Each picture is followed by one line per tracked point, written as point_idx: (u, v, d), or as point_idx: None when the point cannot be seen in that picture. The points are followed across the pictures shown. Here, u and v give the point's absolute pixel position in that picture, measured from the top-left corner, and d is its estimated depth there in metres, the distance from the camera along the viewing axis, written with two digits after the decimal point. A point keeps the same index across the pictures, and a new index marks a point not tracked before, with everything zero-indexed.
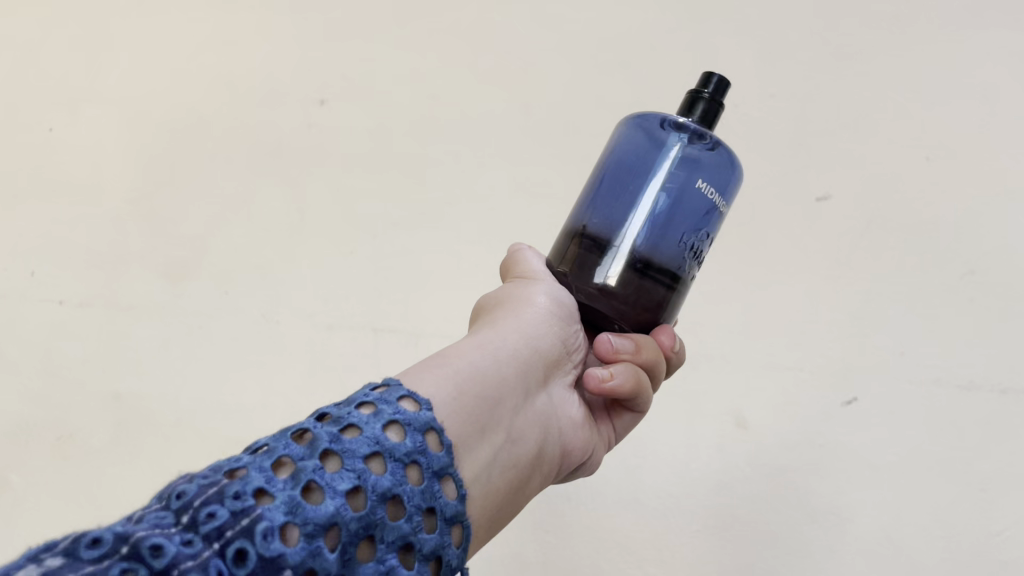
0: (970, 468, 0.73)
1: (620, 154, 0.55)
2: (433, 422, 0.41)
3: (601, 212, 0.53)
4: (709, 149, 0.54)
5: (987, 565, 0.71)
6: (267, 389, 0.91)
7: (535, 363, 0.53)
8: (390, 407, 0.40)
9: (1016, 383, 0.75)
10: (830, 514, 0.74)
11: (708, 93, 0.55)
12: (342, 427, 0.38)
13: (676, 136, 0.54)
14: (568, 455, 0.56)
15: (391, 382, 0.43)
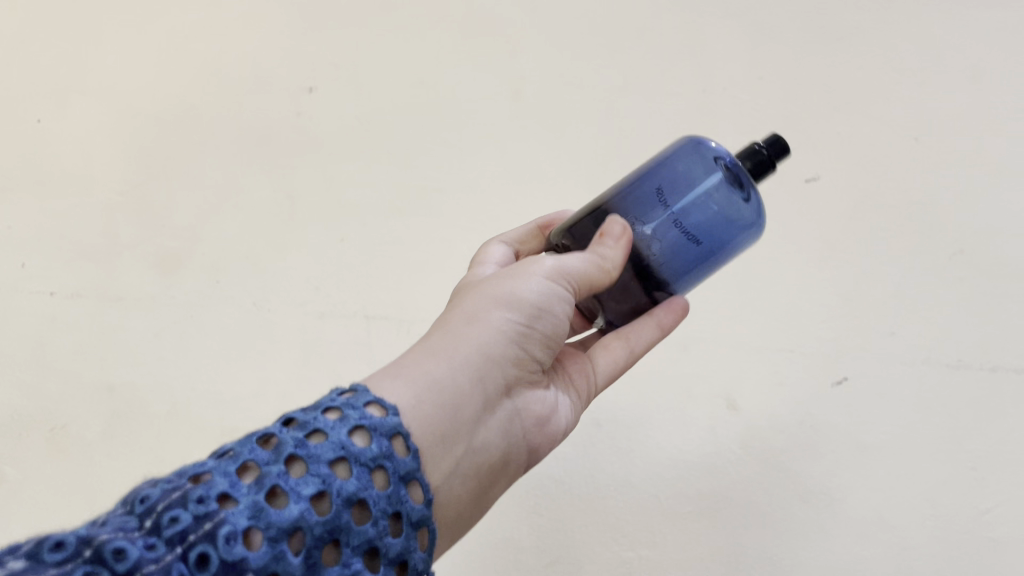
0: (960, 447, 0.73)
1: (666, 163, 0.57)
2: (400, 427, 0.42)
3: (624, 208, 0.57)
4: (744, 200, 0.55)
5: (978, 541, 0.70)
6: (260, 379, 0.91)
7: (497, 374, 0.51)
8: (356, 412, 0.41)
9: (1005, 362, 0.75)
10: (821, 495, 0.73)
11: (766, 152, 0.56)
12: (308, 432, 0.40)
13: (717, 177, 0.55)
14: (538, 450, 0.56)
15: (359, 387, 0.44)
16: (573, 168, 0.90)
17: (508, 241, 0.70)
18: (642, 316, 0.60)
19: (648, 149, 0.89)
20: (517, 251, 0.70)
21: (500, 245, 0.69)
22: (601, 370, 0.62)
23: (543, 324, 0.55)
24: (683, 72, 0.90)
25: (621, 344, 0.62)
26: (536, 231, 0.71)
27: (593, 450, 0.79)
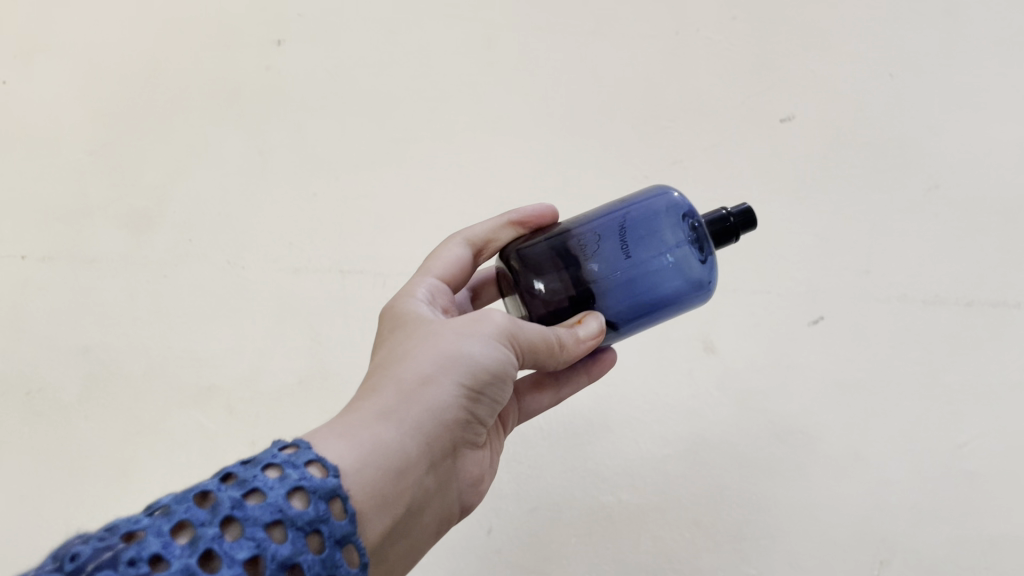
0: (935, 381, 0.73)
1: (633, 209, 0.57)
2: (338, 489, 0.41)
3: (583, 241, 0.56)
4: (702, 260, 0.55)
5: (956, 474, 0.70)
6: (237, 336, 0.90)
7: (438, 437, 0.50)
8: (296, 472, 0.40)
9: (981, 296, 0.75)
10: (798, 433, 0.73)
11: (733, 220, 0.57)
12: (245, 491, 0.39)
13: (681, 232, 0.55)
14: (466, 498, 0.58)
15: (301, 445, 0.43)
16: (546, 116, 0.89)
17: (472, 238, 0.65)
18: (579, 374, 0.66)
19: (621, 93, 0.88)
20: (478, 248, 0.65)
21: (461, 245, 0.65)
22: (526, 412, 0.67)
23: (488, 388, 0.53)
24: (656, 16, 0.89)
25: (552, 392, 0.67)
26: (507, 225, 0.64)
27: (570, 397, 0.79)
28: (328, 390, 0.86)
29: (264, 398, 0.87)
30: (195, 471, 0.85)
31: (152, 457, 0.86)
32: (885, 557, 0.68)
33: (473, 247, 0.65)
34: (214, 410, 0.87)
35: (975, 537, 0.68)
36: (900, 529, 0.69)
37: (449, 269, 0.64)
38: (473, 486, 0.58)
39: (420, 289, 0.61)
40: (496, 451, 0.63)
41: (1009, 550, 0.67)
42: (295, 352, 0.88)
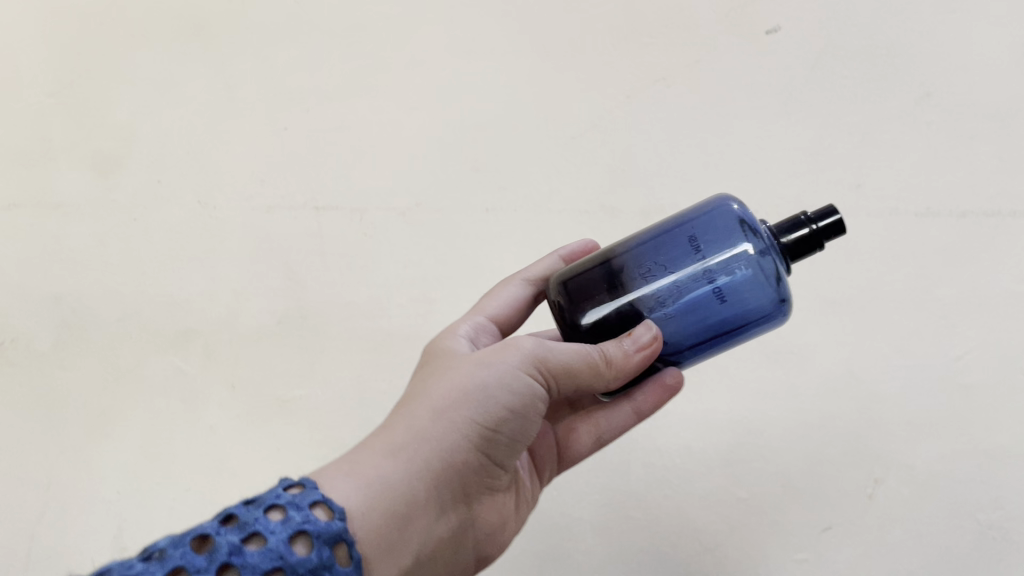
0: (929, 295, 0.71)
1: (694, 223, 0.52)
2: (344, 533, 0.42)
3: (641, 261, 0.52)
4: (775, 278, 0.49)
5: (949, 390, 0.68)
6: (212, 278, 0.87)
7: (453, 472, 0.50)
8: (299, 515, 0.41)
9: (975, 206, 0.72)
10: (790, 354, 0.72)
11: (815, 229, 0.51)
12: (245, 536, 0.40)
13: (751, 245, 0.49)
14: (493, 537, 0.58)
15: (307, 484, 0.44)
16: (522, 37, 0.86)
17: (529, 279, 0.66)
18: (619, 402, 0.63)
19: (599, 9, 0.84)
20: (535, 290, 0.66)
21: (518, 286, 0.66)
22: (563, 449, 0.65)
23: (510, 425, 0.52)
24: None
25: (591, 429, 0.64)
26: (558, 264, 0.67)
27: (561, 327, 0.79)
28: (307, 330, 0.84)
29: (243, 340, 0.85)
30: (179, 417, 0.84)
31: (132, 404, 0.85)
32: (880, 475, 0.67)
33: (531, 287, 0.66)
34: (191, 354, 0.85)
35: (971, 452, 0.66)
36: (893, 447, 0.67)
37: (503, 309, 0.65)
38: (499, 530, 0.58)
39: (464, 328, 0.62)
40: (531, 495, 0.62)
41: (1008, 464, 0.65)
42: (272, 293, 0.86)
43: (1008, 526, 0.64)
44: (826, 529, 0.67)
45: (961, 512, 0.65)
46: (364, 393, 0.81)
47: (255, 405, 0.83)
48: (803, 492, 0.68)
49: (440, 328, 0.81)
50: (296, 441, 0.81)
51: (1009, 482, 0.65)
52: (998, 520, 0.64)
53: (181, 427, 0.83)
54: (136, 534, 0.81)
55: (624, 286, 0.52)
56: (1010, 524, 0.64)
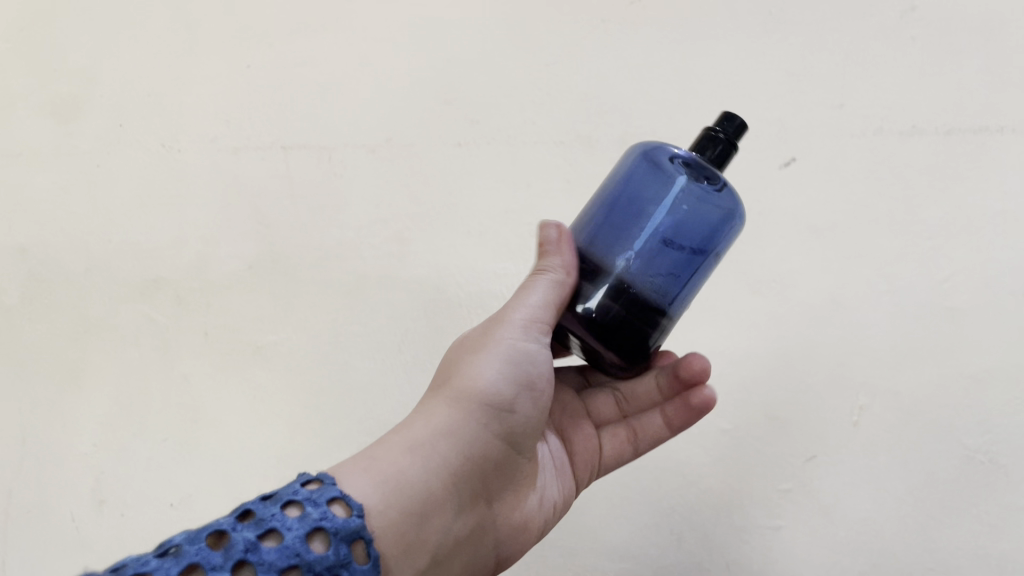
0: (914, 218, 0.69)
1: (621, 187, 0.51)
2: (362, 530, 0.42)
3: (600, 242, 0.50)
4: (718, 188, 0.50)
5: (936, 312, 0.66)
6: (179, 223, 0.85)
7: (473, 462, 0.51)
8: (317, 511, 0.41)
9: (961, 123, 0.70)
10: (772, 282, 0.70)
11: (723, 135, 0.51)
12: (262, 532, 0.39)
13: (682, 173, 0.50)
14: (523, 538, 0.56)
15: (325, 479, 0.44)
16: None
17: None
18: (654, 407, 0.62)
19: None
20: None
21: None
22: (607, 458, 0.62)
23: (520, 406, 0.53)
24: None
25: (628, 438, 0.62)
26: None
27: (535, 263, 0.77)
28: (278, 274, 0.82)
29: (213, 285, 0.83)
30: (151, 367, 0.82)
31: (104, 355, 0.83)
32: (864, 402, 0.66)
33: None
34: (162, 303, 0.83)
35: (957, 376, 0.65)
36: (878, 372, 0.66)
37: None
38: (525, 531, 0.56)
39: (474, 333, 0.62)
40: (562, 498, 0.60)
41: (995, 387, 0.64)
42: (241, 238, 0.83)
43: (995, 450, 0.63)
44: (812, 458, 0.66)
45: (947, 437, 0.64)
46: (339, 336, 0.79)
47: (229, 352, 0.81)
48: (788, 421, 0.67)
49: (414, 268, 0.79)
50: (272, 387, 0.80)
51: (996, 406, 0.64)
52: (985, 444, 0.63)
53: (154, 378, 0.82)
54: (115, 486, 0.80)
55: (604, 268, 0.49)
56: (997, 447, 0.63)
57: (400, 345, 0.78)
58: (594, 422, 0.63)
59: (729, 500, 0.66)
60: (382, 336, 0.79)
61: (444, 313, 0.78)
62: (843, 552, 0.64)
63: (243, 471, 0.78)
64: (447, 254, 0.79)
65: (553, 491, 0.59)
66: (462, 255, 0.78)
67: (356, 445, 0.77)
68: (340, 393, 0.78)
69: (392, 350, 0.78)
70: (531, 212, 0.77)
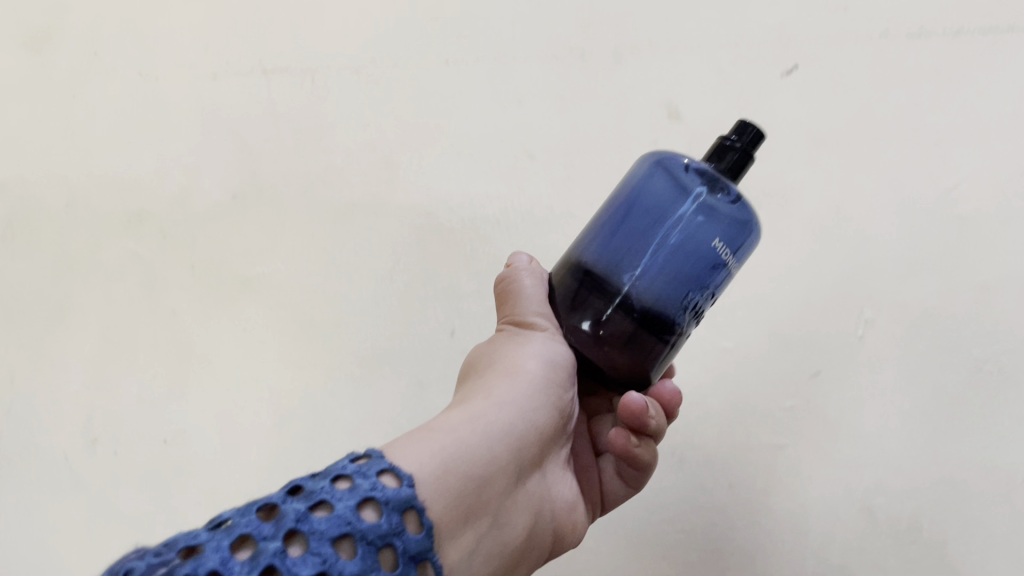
0: (921, 123, 0.66)
1: (629, 197, 0.48)
2: (413, 499, 0.37)
3: (606, 254, 0.46)
4: (733, 201, 0.47)
5: (944, 221, 0.64)
6: (160, 154, 0.82)
7: (524, 440, 0.47)
8: (367, 481, 0.37)
9: (971, 23, 0.67)
10: (773, 196, 0.68)
11: (740, 143, 0.48)
12: (312, 503, 0.35)
13: (696, 184, 0.47)
14: (555, 543, 0.52)
15: (373, 452, 0.39)
16: None
17: None
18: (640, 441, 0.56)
19: None
20: None
21: None
22: (606, 490, 0.57)
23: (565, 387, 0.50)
24: None
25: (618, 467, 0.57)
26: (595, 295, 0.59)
27: (528, 184, 0.74)
28: (264, 204, 0.79)
29: (197, 217, 0.80)
30: (138, 303, 0.80)
31: (89, 292, 0.81)
32: (870, 316, 0.64)
33: None
34: (146, 237, 0.81)
35: (965, 285, 0.63)
36: (883, 284, 0.64)
37: None
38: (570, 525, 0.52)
39: None
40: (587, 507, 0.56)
41: (1004, 296, 0.62)
42: (225, 168, 0.81)
43: (1005, 361, 0.61)
44: (813, 374, 0.64)
45: (955, 349, 0.62)
46: (328, 266, 0.77)
47: (216, 285, 0.79)
48: (791, 337, 0.65)
49: (404, 192, 0.77)
50: (262, 321, 0.78)
51: (1005, 315, 0.62)
52: (994, 356, 0.61)
53: (141, 314, 0.80)
54: (106, 425, 0.78)
55: (612, 279, 0.45)
56: (1007, 358, 0.61)
57: (392, 272, 0.76)
58: (594, 450, 0.58)
59: (732, 421, 0.65)
60: (373, 265, 0.76)
61: (436, 238, 0.76)
62: (849, 469, 0.62)
63: (236, 405, 0.77)
64: (438, 178, 0.76)
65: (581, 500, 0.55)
66: (453, 178, 0.76)
67: (350, 376, 0.75)
68: (331, 324, 0.76)
69: (382, 279, 0.76)
70: (523, 131, 0.75)
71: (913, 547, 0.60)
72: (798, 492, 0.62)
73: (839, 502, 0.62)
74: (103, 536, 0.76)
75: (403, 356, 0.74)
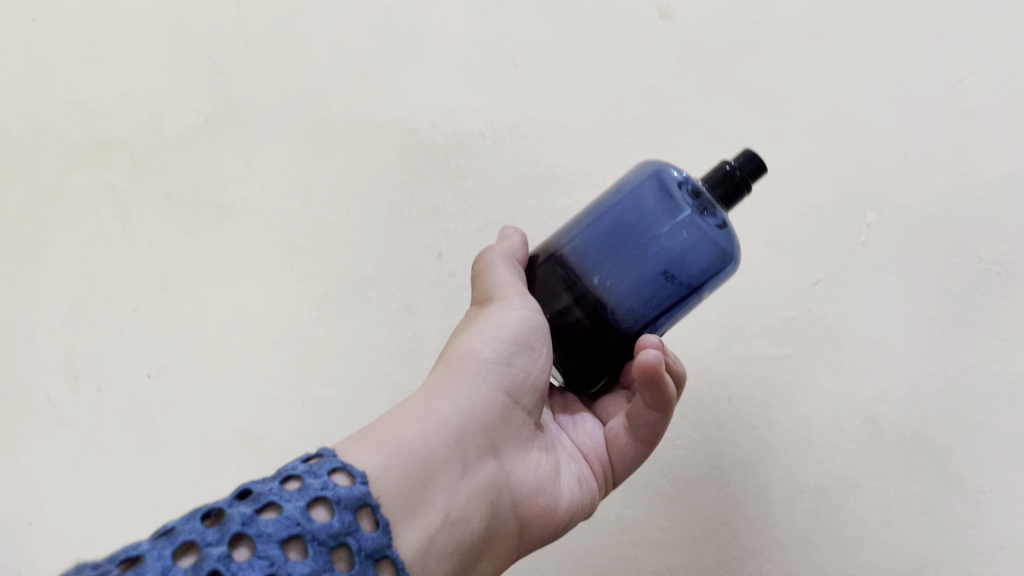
0: (925, 15, 0.63)
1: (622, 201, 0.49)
2: (367, 496, 0.37)
3: (588, 254, 0.48)
4: (715, 229, 0.47)
5: (948, 117, 0.61)
6: (127, 78, 0.78)
7: (478, 425, 0.46)
8: (317, 481, 0.37)
9: None
10: (772, 97, 0.65)
11: (742, 173, 0.49)
12: (259, 506, 0.35)
13: (684, 207, 0.47)
14: (550, 527, 0.50)
15: (325, 453, 0.40)
16: None
17: None
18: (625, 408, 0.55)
19: None
20: None
21: None
22: (616, 461, 0.55)
23: (524, 364, 0.49)
24: None
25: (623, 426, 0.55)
26: None
27: (514, 96, 0.71)
28: (239, 127, 0.76)
29: (169, 144, 0.77)
30: (112, 233, 0.77)
31: (62, 225, 0.78)
32: (873, 220, 0.61)
33: None
34: (116, 165, 0.78)
35: (972, 182, 0.60)
36: (887, 185, 0.62)
37: None
38: (564, 505, 0.50)
39: None
40: (589, 482, 0.54)
41: (1013, 193, 0.59)
42: (196, 89, 0.77)
43: (1013, 260, 0.59)
44: (815, 282, 0.62)
45: (960, 250, 0.60)
46: (308, 190, 0.74)
47: (194, 213, 0.76)
48: (790, 245, 0.63)
49: (384, 109, 0.73)
50: (242, 248, 0.75)
51: (1013, 212, 0.59)
52: (1002, 255, 0.59)
53: (117, 246, 0.77)
54: (88, 360, 0.76)
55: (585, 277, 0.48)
56: (1015, 257, 0.59)
57: (374, 194, 0.73)
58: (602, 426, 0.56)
59: (729, 333, 0.63)
60: (354, 186, 0.73)
61: (420, 155, 0.72)
62: (851, 378, 0.60)
63: (218, 337, 0.74)
64: (419, 92, 0.73)
65: (581, 476, 0.53)
66: (435, 92, 0.72)
67: (335, 302, 0.72)
68: (313, 250, 0.73)
69: (365, 201, 0.73)
70: (506, 38, 0.71)
71: (917, 455, 0.58)
72: (797, 404, 0.61)
73: (840, 411, 0.60)
74: (90, 472, 0.75)
75: (389, 280, 0.72)
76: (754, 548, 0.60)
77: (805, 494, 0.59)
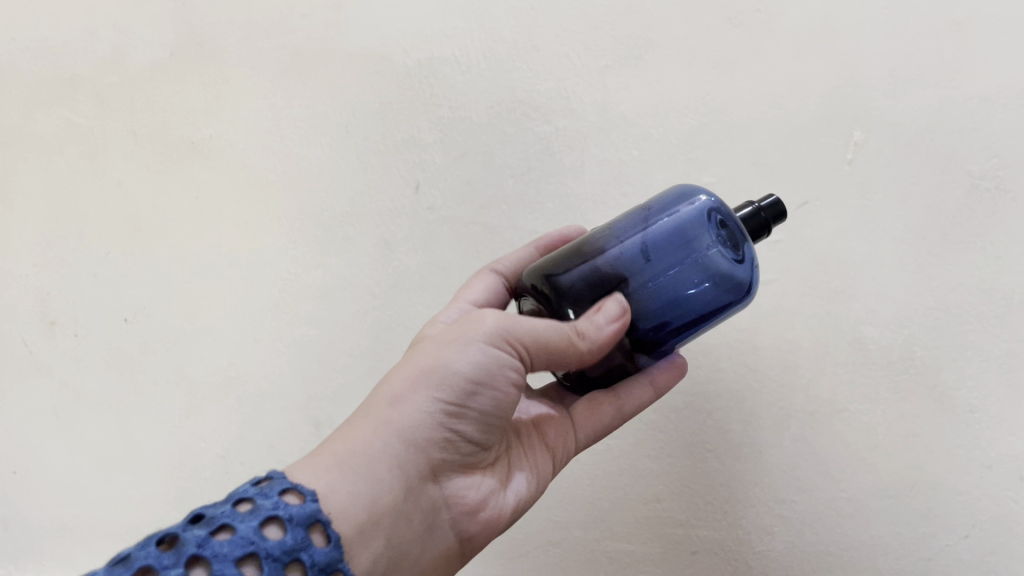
0: None
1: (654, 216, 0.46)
2: (319, 513, 0.39)
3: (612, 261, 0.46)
4: (738, 258, 0.45)
5: (937, 28, 0.59)
6: (87, 12, 0.75)
7: (423, 454, 0.44)
8: (268, 501, 0.38)
9: None
10: (755, 12, 0.62)
11: (766, 210, 0.47)
12: (213, 529, 0.36)
13: (714, 230, 0.45)
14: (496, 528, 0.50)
15: (275, 475, 0.41)
16: None
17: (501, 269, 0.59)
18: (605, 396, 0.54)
19: None
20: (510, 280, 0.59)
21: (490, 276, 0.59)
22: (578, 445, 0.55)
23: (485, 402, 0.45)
24: None
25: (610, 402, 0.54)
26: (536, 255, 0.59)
27: (489, 18, 0.68)
28: (206, 61, 0.73)
29: (134, 81, 0.74)
30: (81, 175, 0.75)
31: (28, 167, 0.76)
32: (860, 138, 0.60)
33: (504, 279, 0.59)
34: (81, 104, 0.75)
35: (961, 96, 0.58)
36: (874, 102, 0.60)
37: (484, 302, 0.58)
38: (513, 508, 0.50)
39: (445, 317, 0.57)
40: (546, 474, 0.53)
41: (1002, 106, 0.57)
42: (159, 23, 0.74)
43: (1003, 176, 0.57)
44: (801, 206, 0.61)
45: (949, 166, 0.58)
46: (280, 125, 0.72)
47: (163, 151, 0.74)
48: (775, 168, 0.61)
49: (354, 36, 0.70)
50: (215, 187, 0.73)
51: (1003, 127, 0.57)
52: (991, 171, 0.57)
53: (85, 188, 0.75)
54: (62, 306, 0.74)
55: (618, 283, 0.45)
56: (1005, 172, 0.57)
57: (348, 127, 0.71)
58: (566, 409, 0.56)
59: None
60: (327, 119, 0.71)
61: (393, 84, 0.70)
62: (838, 302, 0.59)
63: (193, 279, 0.73)
64: (389, 17, 0.70)
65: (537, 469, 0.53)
66: (406, 17, 0.70)
67: (312, 239, 0.70)
68: (288, 187, 0.71)
69: (339, 134, 0.71)
70: None
71: (905, 377, 0.57)
72: (785, 329, 0.60)
73: (828, 335, 0.59)
74: (70, 420, 0.74)
75: (365, 215, 0.70)
76: (741, 475, 0.59)
77: (792, 420, 0.59)
